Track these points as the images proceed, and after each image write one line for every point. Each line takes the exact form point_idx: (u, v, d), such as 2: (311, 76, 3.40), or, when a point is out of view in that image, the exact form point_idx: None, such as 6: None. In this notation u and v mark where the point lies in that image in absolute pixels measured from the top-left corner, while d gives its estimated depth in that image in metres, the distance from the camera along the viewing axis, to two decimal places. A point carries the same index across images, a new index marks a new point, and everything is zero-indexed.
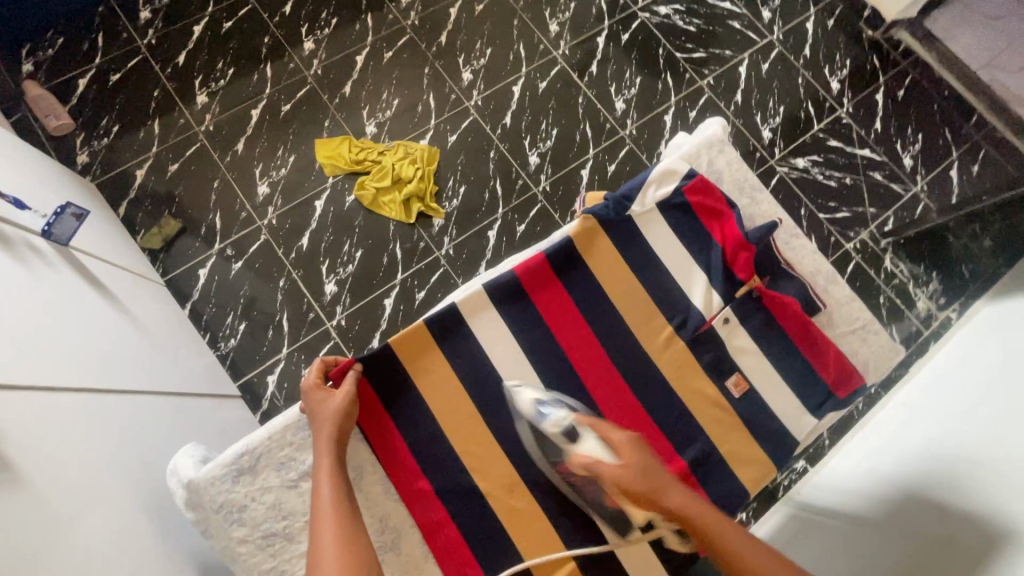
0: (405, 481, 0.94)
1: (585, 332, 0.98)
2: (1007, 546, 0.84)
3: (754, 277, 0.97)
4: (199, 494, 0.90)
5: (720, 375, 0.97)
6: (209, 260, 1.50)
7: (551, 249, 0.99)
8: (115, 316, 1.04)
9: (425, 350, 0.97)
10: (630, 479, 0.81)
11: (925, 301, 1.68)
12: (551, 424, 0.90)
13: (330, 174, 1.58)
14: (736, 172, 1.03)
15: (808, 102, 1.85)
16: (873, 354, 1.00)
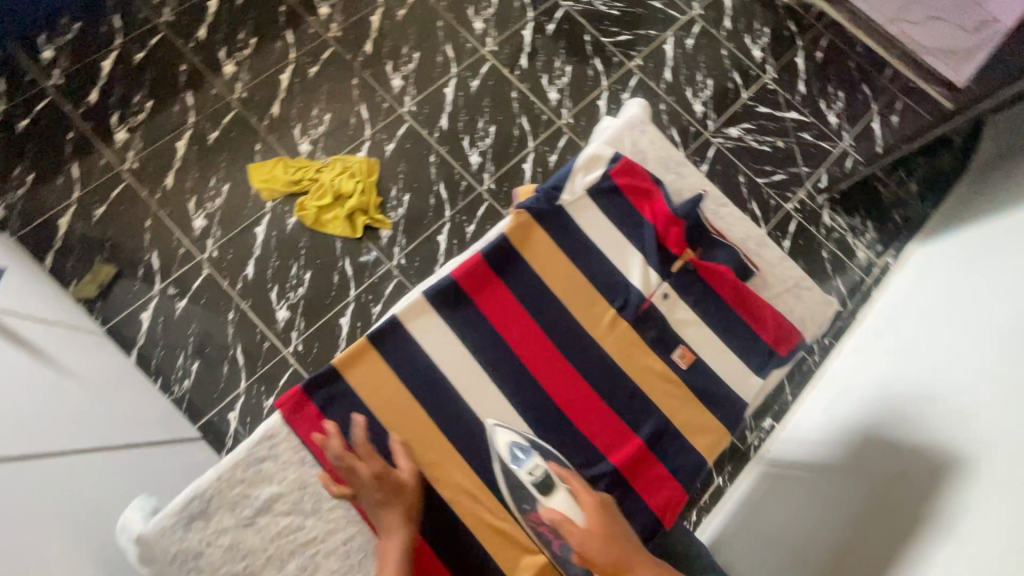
0: (365, 502, 0.87)
1: (529, 324, 0.95)
2: (955, 473, 0.88)
3: (686, 251, 0.98)
4: (149, 549, 0.82)
5: (666, 349, 0.97)
6: (151, 301, 1.44)
7: (487, 248, 0.96)
8: (37, 372, 0.95)
9: (368, 363, 0.92)
10: (606, 554, 0.81)
11: (865, 251, 1.75)
12: (524, 473, 0.87)
13: (268, 198, 1.54)
14: (660, 150, 1.05)
15: (734, 73, 1.90)
16: (808, 310, 1.02)
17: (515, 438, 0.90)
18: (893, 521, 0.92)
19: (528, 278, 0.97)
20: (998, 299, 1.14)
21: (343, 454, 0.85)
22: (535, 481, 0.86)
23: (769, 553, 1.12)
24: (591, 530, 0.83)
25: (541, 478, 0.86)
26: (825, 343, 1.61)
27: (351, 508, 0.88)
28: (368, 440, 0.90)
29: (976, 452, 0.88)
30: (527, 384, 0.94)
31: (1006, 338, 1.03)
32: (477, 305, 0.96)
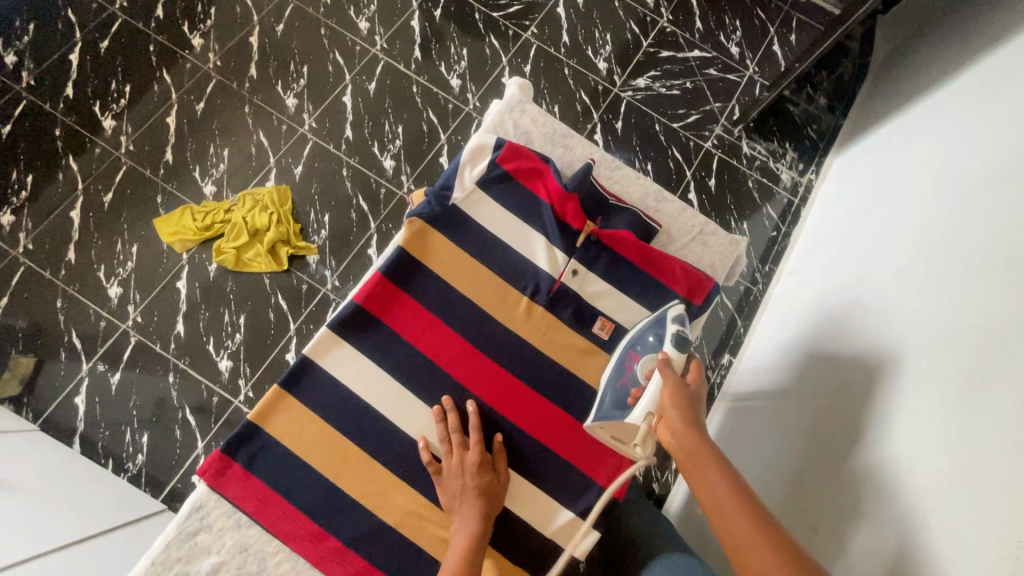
0: (312, 548, 0.84)
1: (444, 332, 0.93)
2: (886, 372, 0.92)
3: (587, 223, 0.96)
4: None
5: (586, 325, 0.96)
6: (83, 383, 1.38)
7: (386, 265, 0.93)
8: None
9: (286, 407, 0.88)
10: (675, 407, 0.78)
11: (788, 172, 1.79)
12: (674, 327, 0.89)
13: (182, 250, 1.47)
14: (543, 128, 1.04)
15: (631, 22, 1.89)
16: (718, 253, 1.04)
17: (683, 313, 0.92)
18: (840, 429, 0.96)
19: (436, 285, 0.94)
20: (910, 193, 1.17)
21: (454, 433, 0.87)
22: (678, 332, 0.88)
23: (738, 481, 1.16)
24: (688, 388, 0.80)
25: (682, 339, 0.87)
26: (765, 269, 1.66)
27: (299, 557, 0.84)
28: (305, 484, 0.86)
29: (903, 348, 0.92)
30: (459, 388, 0.92)
31: (921, 232, 1.06)
32: (389, 325, 0.92)
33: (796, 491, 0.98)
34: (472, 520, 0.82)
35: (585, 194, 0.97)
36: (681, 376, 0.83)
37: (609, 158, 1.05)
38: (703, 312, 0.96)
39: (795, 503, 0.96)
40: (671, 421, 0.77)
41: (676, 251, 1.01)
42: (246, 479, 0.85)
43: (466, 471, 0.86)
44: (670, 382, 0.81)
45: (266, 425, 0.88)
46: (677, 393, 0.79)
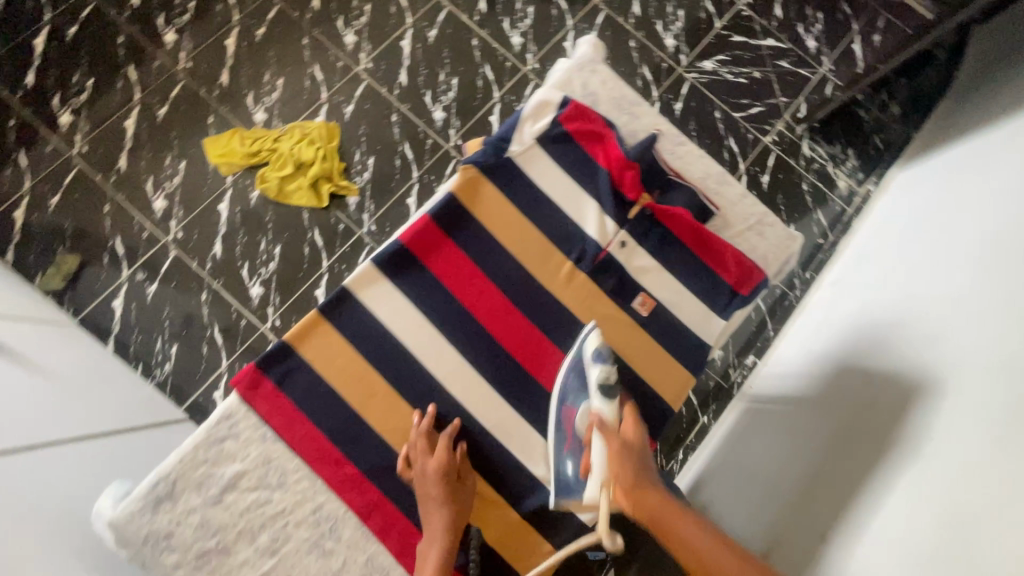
0: (330, 470, 0.86)
1: (485, 286, 0.93)
2: (920, 396, 0.89)
3: (642, 196, 0.94)
4: (125, 533, 0.79)
5: (626, 298, 0.94)
6: (122, 289, 1.42)
7: (435, 209, 0.91)
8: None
9: (322, 333, 0.89)
10: (624, 470, 0.78)
11: (846, 180, 1.71)
12: (591, 370, 0.86)
13: (227, 173, 1.49)
14: (612, 91, 0.98)
15: (706, 1, 1.80)
16: (772, 246, 0.98)
17: (600, 346, 0.87)
18: (861, 447, 0.94)
19: (481, 237, 0.93)
20: (976, 219, 1.11)
21: (418, 439, 0.86)
22: (594, 380, 0.85)
23: (744, 483, 1.15)
24: (625, 446, 0.80)
25: (606, 385, 0.83)
26: (805, 276, 1.60)
27: (318, 477, 0.85)
28: (331, 410, 0.87)
29: (943, 375, 0.88)
30: (488, 342, 0.92)
31: (981, 260, 1.01)
32: (430, 269, 0.92)
33: (805, 502, 0.97)
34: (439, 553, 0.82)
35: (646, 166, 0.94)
36: (618, 435, 0.81)
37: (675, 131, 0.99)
38: (748, 303, 0.92)
39: (804, 515, 0.95)
40: (624, 483, 0.77)
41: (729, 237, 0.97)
42: (277, 398, 0.86)
43: (426, 485, 0.84)
44: (613, 446, 0.80)
45: (300, 350, 0.89)
46: (622, 452, 0.80)
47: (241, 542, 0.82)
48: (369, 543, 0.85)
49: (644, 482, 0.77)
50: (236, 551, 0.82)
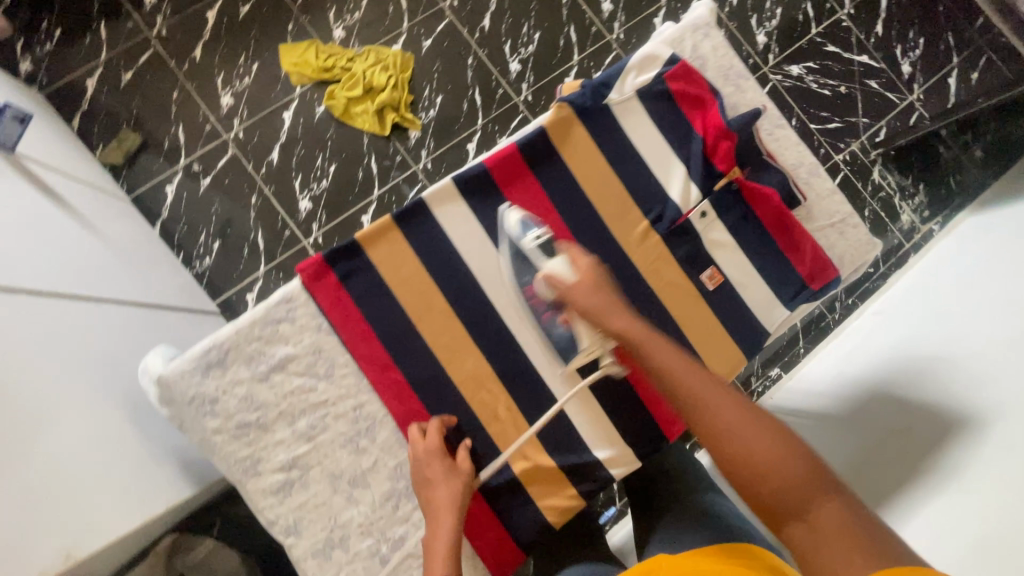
0: (377, 373, 0.81)
1: (559, 227, 0.86)
2: (952, 429, 0.94)
3: (734, 168, 0.86)
4: (172, 391, 0.74)
5: (696, 269, 0.86)
6: (176, 177, 1.43)
7: (524, 138, 0.85)
8: (51, 215, 0.91)
9: (389, 237, 0.83)
10: (588, 300, 0.75)
11: (909, 215, 1.66)
12: (528, 242, 0.82)
13: (297, 83, 1.48)
14: (722, 59, 0.90)
15: (808, 4, 1.72)
16: (851, 247, 0.90)
17: (522, 217, 0.84)
18: (891, 473, 0.99)
19: (559, 177, 0.87)
20: (1011, 258, 1.13)
21: (416, 427, 0.79)
22: (534, 248, 0.82)
23: None
24: (581, 288, 0.76)
25: (546, 245, 0.82)
26: (847, 302, 1.58)
27: (364, 377, 0.81)
28: (382, 316, 0.81)
29: (973, 408, 0.93)
30: (540, 288, 0.85)
31: (1010, 295, 1.03)
32: (503, 200, 0.86)
33: None
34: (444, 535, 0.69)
35: (744, 139, 0.86)
36: (574, 282, 0.77)
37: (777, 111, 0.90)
38: (816, 299, 0.85)
39: None
40: (589, 309, 0.75)
41: (815, 229, 0.88)
42: (336, 291, 0.80)
43: (422, 468, 0.76)
44: (572, 286, 0.76)
45: (366, 250, 0.83)
46: (583, 287, 0.77)
47: (281, 422, 0.77)
48: (400, 451, 0.80)
49: (606, 308, 0.75)
50: (274, 430, 0.78)
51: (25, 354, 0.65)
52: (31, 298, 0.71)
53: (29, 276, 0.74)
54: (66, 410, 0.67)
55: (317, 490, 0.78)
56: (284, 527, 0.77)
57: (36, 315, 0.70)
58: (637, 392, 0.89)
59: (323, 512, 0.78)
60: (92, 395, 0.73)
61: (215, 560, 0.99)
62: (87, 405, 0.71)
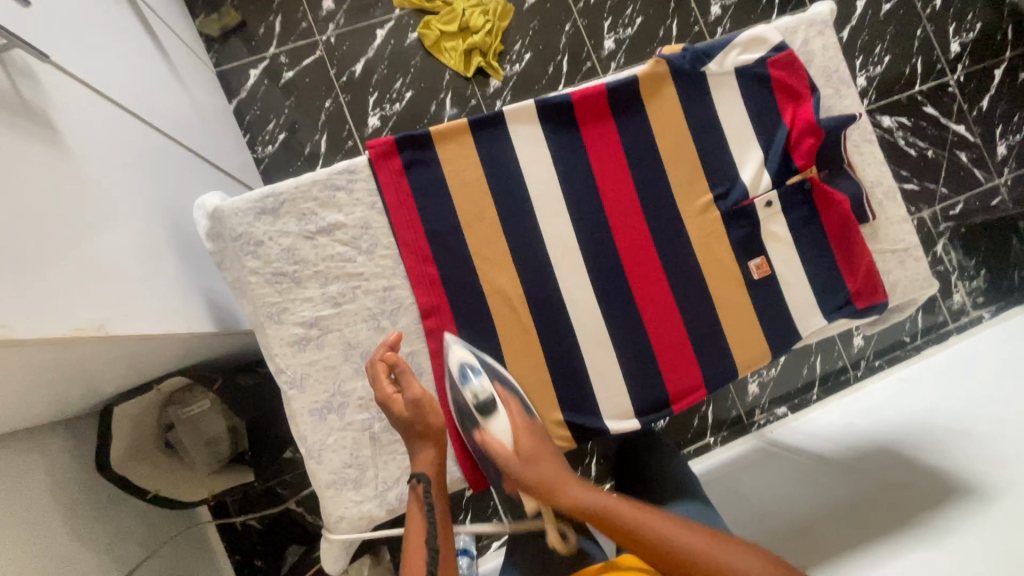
0: (414, 263, 0.80)
1: (626, 178, 0.85)
2: (957, 497, 0.95)
3: (811, 168, 0.85)
4: (221, 225, 0.77)
5: (745, 254, 0.85)
6: (262, 63, 1.47)
7: (614, 83, 0.85)
8: (144, 49, 0.94)
9: (460, 142, 0.83)
10: (526, 467, 0.70)
11: (962, 295, 1.60)
12: (466, 393, 0.74)
13: (397, 6, 1.50)
14: (829, 59, 0.88)
15: (919, 59, 1.65)
16: (906, 280, 0.87)
17: (464, 359, 0.77)
18: (874, 516, 0.98)
19: (638, 128, 0.86)
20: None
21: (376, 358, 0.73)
22: (473, 403, 0.74)
23: (729, 498, 1.13)
24: (520, 451, 0.72)
25: (485, 402, 0.74)
26: (872, 363, 1.55)
27: (400, 264, 0.81)
28: (435, 213, 0.82)
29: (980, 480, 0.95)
30: (590, 231, 0.84)
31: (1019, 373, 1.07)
32: (578, 135, 0.85)
33: (799, 536, 0.99)
34: (424, 469, 0.70)
35: (829, 141, 0.85)
36: (512, 446, 0.72)
37: (870, 125, 0.89)
38: (857, 317, 0.83)
39: (795, 542, 0.98)
40: (529, 476, 0.69)
41: (876, 249, 0.86)
42: (398, 177, 0.81)
43: (391, 402, 0.71)
44: (508, 455, 0.71)
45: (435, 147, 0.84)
46: (521, 454, 0.71)
47: (312, 282, 0.78)
48: (417, 340, 0.81)
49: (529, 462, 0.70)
50: (305, 287, 0.78)
51: (81, 140, 0.64)
52: (116, 109, 0.74)
53: (119, 90, 0.77)
54: (113, 204, 0.65)
55: (329, 353, 0.78)
56: (289, 379, 0.77)
57: (120, 124, 0.74)
58: (658, 361, 0.83)
59: (327, 376, 0.78)
60: (141, 205, 0.72)
61: (205, 419, 1.05)
62: (134, 210, 0.69)
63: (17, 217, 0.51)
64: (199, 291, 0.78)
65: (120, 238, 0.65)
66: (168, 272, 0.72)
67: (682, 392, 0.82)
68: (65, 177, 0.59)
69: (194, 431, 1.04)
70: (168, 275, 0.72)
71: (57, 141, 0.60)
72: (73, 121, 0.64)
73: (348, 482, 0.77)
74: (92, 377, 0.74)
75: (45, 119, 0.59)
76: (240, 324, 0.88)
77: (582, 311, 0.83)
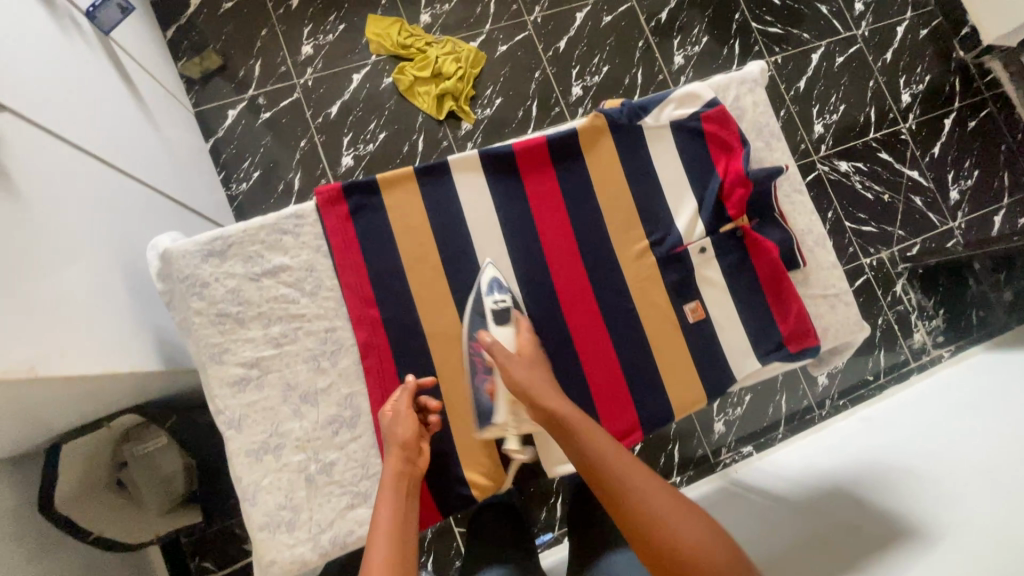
0: (357, 305, 0.83)
1: (567, 223, 0.88)
2: (902, 537, 0.96)
3: (743, 217, 0.89)
4: (170, 265, 0.78)
5: (681, 298, 0.88)
6: (240, 104, 1.52)
7: (556, 134, 0.89)
8: (116, 94, 0.98)
9: (408, 189, 0.86)
10: (523, 373, 0.77)
11: (923, 335, 1.63)
12: (489, 301, 0.83)
13: (374, 52, 1.57)
14: (760, 115, 0.93)
15: (872, 108, 1.74)
16: (840, 325, 0.90)
17: (497, 277, 0.84)
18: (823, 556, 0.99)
19: (578, 177, 0.90)
20: (988, 390, 1.17)
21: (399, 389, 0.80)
22: (490, 310, 0.82)
23: None
24: (520, 355, 0.79)
25: (503, 311, 0.82)
26: (837, 403, 1.56)
27: (344, 306, 0.83)
28: (380, 256, 0.84)
29: (922, 520, 0.97)
30: (532, 274, 0.87)
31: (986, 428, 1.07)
32: (521, 183, 0.89)
33: None
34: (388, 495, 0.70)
35: (758, 192, 0.89)
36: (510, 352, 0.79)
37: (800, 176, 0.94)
38: (789, 360, 0.85)
39: None
40: (519, 377, 0.76)
41: (807, 294, 0.89)
42: (344, 221, 0.84)
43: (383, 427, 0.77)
44: (507, 356, 0.78)
45: (383, 193, 0.87)
46: (519, 360, 0.78)
47: (256, 323, 0.80)
48: (357, 382, 0.81)
49: (544, 390, 0.75)
50: (248, 328, 0.80)
51: (31, 181, 0.66)
52: (77, 152, 0.77)
53: (85, 135, 0.81)
54: (61, 244, 0.67)
55: (268, 394, 0.79)
56: (227, 420, 0.78)
57: (80, 168, 0.77)
58: (597, 403, 0.84)
59: (266, 417, 0.79)
60: (91, 243, 0.73)
61: (162, 456, 1.04)
62: (83, 250, 0.71)
63: None
64: (147, 332, 0.79)
65: (64, 278, 0.66)
66: (115, 310, 0.73)
67: (622, 432, 0.83)
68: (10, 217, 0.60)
69: (149, 470, 1.04)
70: (115, 314, 0.73)
71: (7, 184, 0.62)
72: (27, 164, 0.66)
73: (281, 524, 0.76)
74: (30, 419, 0.74)
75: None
76: (188, 362, 0.88)
77: None
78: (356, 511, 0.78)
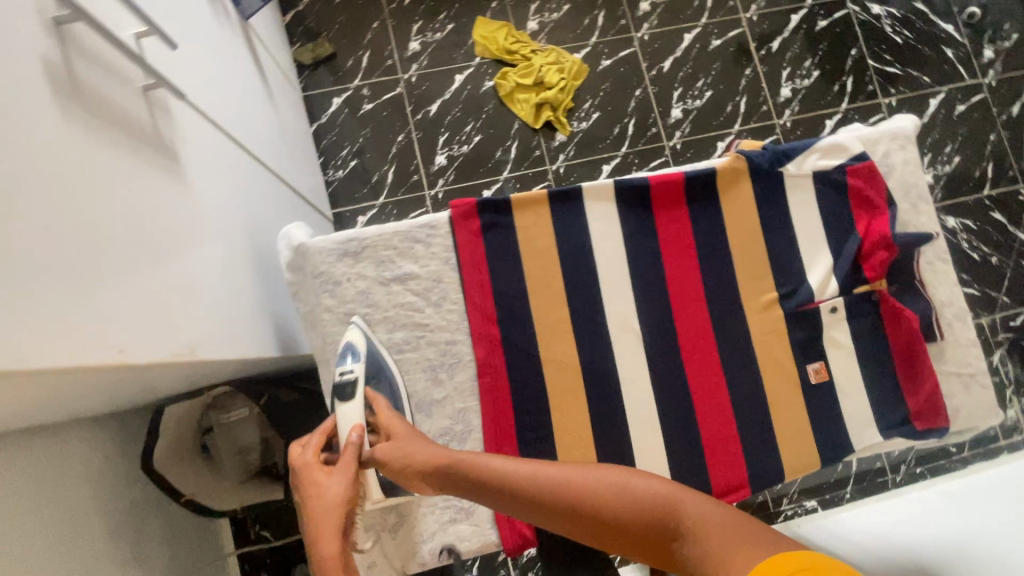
0: (478, 321, 0.84)
1: (693, 265, 0.87)
2: None
3: (881, 280, 0.87)
4: (304, 259, 0.82)
5: (805, 357, 0.86)
6: (345, 93, 1.56)
7: (692, 173, 0.88)
8: (252, 82, 1.02)
9: (537, 211, 0.87)
10: (390, 446, 0.70)
11: (1017, 412, 1.53)
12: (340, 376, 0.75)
13: (478, 54, 1.58)
14: (909, 174, 0.90)
15: (990, 163, 1.63)
16: (969, 405, 0.86)
17: (353, 341, 0.78)
18: None
19: (710, 219, 0.89)
20: None
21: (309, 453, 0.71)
22: (336, 382, 0.75)
23: None
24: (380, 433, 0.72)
25: (348, 384, 0.74)
26: (913, 470, 1.47)
27: (465, 321, 0.84)
28: (505, 275, 0.85)
29: None
30: (652, 313, 0.86)
31: None
32: (652, 218, 0.88)
33: None
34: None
35: (901, 257, 0.86)
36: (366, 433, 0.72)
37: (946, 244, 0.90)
38: (917, 437, 0.83)
39: None
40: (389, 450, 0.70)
41: (940, 370, 0.86)
42: (474, 237, 0.86)
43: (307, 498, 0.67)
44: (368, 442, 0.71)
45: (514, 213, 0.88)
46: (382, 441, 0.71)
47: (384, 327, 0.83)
48: (470, 398, 0.83)
49: (419, 445, 0.70)
50: (375, 330, 0.83)
51: (194, 167, 0.69)
52: (229, 141, 0.81)
53: (234, 125, 0.85)
54: (211, 230, 0.70)
55: None
56: None
57: (230, 157, 0.80)
58: (707, 454, 0.83)
59: None
60: (232, 231, 0.76)
61: (242, 427, 1.10)
62: (225, 236, 0.74)
63: (137, 242, 0.54)
64: (268, 320, 0.81)
65: (211, 263, 0.68)
66: (244, 296, 0.76)
67: (732, 487, 0.81)
68: (177, 200, 0.63)
69: (230, 438, 1.09)
70: (245, 300, 0.75)
71: (176, 169, 0.64)
72: (193, 152, 0.69)
73: (387, 527, 0.83)
74: (158, 387, 0.77)
75: (171, 149, 0.64)
76: (300, 349, 0.92)
77: (636, 390, 0.84)
78: (457, 526, 0.84)
